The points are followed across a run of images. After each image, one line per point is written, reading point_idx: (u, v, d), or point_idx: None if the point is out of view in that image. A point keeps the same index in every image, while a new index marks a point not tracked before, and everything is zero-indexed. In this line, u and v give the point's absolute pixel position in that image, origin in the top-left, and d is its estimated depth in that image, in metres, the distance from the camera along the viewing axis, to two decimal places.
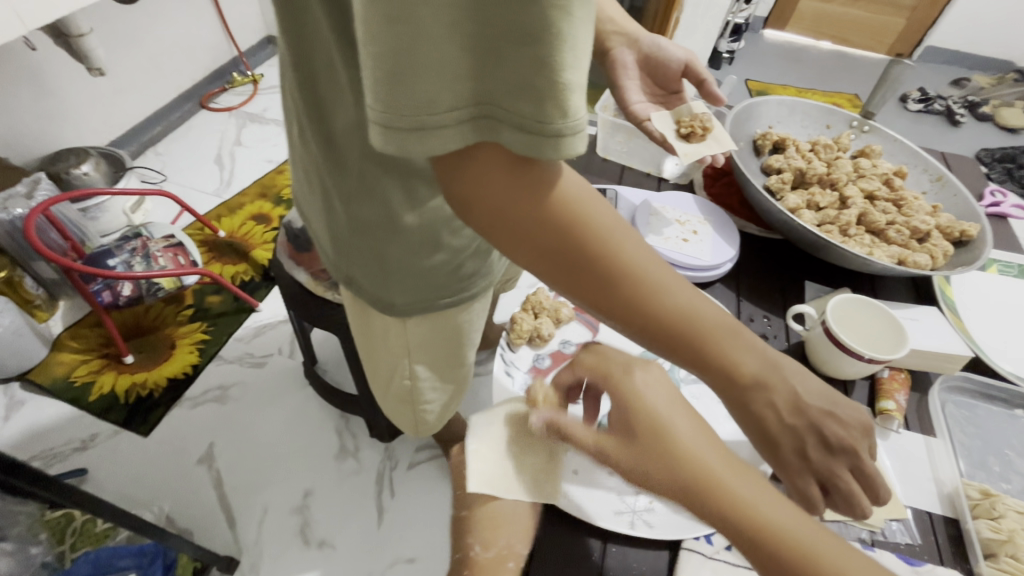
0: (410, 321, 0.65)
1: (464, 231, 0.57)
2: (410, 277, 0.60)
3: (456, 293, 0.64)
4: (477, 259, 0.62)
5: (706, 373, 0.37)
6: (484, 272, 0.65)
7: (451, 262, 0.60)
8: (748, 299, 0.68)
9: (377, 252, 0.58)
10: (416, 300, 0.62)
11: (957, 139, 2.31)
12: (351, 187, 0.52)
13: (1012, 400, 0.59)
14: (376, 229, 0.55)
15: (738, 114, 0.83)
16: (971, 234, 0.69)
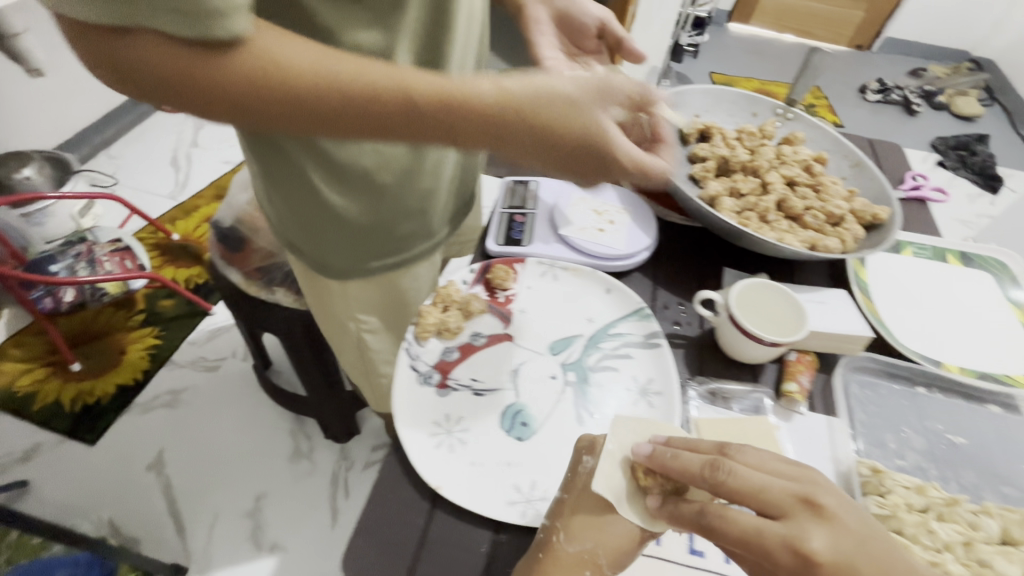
0: (350, 283, 0.71)
1: (384, 191, 0.61)
2: (345, 240, 0.65)
3: (394, 255, 0.69)
4: (413, 224, 0.68)
5: (469, 132, 0.40)
6: (424, 237, 0.71)
7: (383, 225, 0.65)
8: (664, 286, 0.69)
9: (313, 220, 0.63)
10: (351, 263, 0.68)
11: (913, 128, 2.35)
12: (271, 153, 0.57)
13: (913, 378, 0.61)
14: (305, 198, 0.60)
15: (664, 103, 0.83)
16: (881, 218, 0.71)
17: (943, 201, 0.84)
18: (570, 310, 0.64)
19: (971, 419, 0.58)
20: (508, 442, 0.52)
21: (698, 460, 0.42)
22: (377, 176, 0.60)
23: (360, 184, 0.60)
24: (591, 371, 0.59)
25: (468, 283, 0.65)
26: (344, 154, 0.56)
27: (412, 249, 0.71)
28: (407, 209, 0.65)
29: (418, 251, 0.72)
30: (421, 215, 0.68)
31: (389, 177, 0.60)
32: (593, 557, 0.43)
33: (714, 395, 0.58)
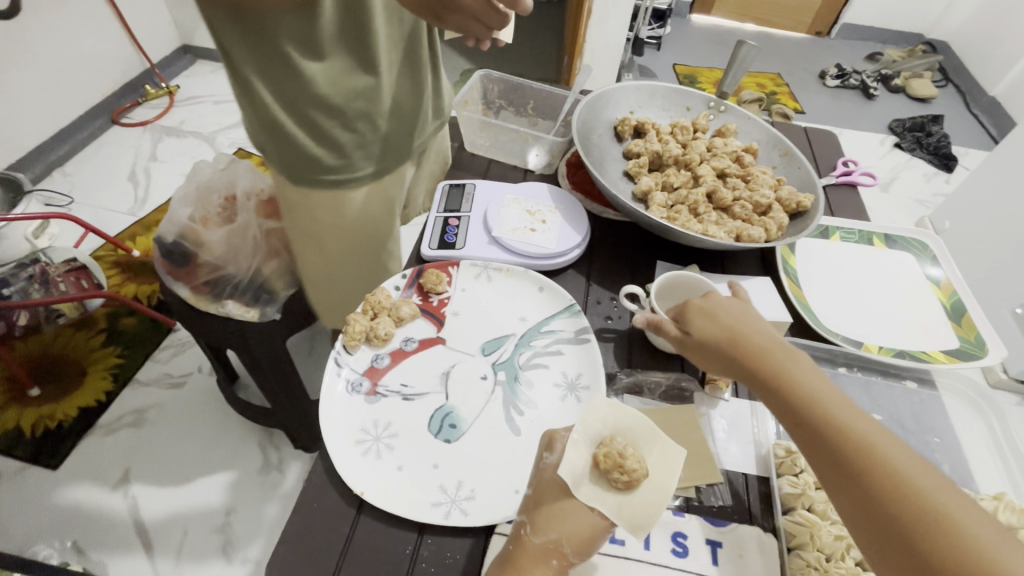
0: (311, 206, 0.69)
1: (358, 141, 0.66)
2: (300, 160, 0.63)
3: (351, 175, 0.68)
4: (367, 138, 0.67)
5: None
6: (380, 157, 0.71)
7: (338, 142, 0.64)
8: (597, 282, 0.70)
9: (268, 140, 0.61)
10: (310, 183, 0.66)
11: (873, 111, 2.39)
12: (257, 128, 0.59)
13: (835, 359, 0.63)
14: (256, 116, 0.58)
15: (597, 101, 0.84)
16: (805, 205, 0.73)
17: (872, 184, 0.86)
18: (503, 310, 0.65)
19: (888, 395, 0.61)
20: (436, 444, 0.53)
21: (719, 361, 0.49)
22: (327, 87, 0.59)
23: (309, 95, 0.58)
24: (521, 369, 0.60)
25: (400, 289, 0.65)
26: (293, 64, 0.55)
27: (367, 171, 0.70)
28: (358, 122, 0.65)
29: (375, 171, 0.71)
30: (373, 130, 0.67)
31: (360, 127, 0.65)
32: (557, 548, 0.43)
33: (641, 387, 0.59)
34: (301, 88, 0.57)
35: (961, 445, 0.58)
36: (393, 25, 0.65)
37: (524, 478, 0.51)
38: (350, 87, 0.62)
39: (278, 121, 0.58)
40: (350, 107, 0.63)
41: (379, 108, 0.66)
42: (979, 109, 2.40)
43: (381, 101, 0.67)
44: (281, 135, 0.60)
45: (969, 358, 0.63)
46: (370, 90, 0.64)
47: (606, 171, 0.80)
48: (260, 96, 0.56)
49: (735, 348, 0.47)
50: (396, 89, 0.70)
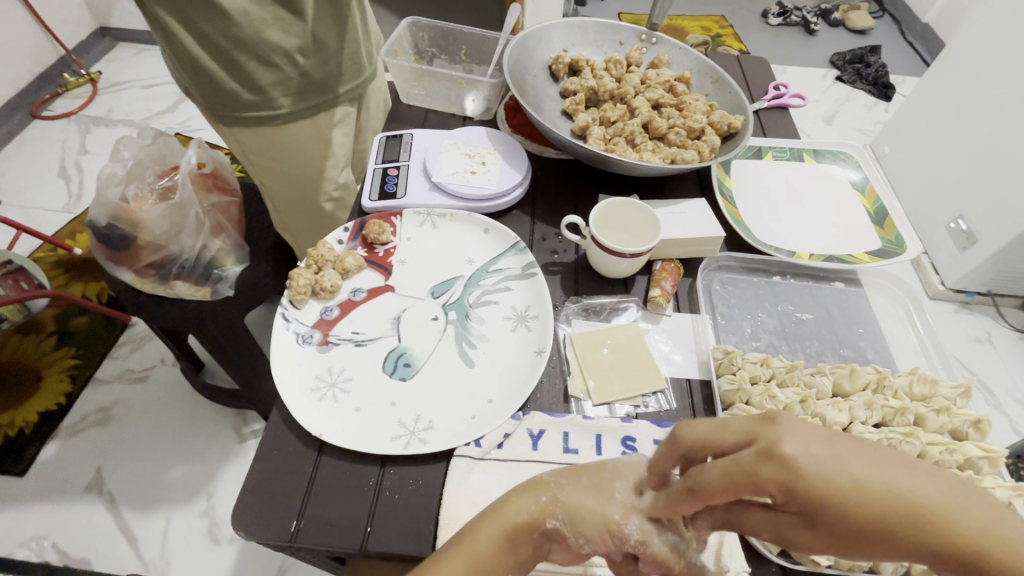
0: (243, 135, 0.83)
1: (274, 72, 0.77)
2: (219, 88, 0.75)
3: (269, 106, 0.79)
4: (286, 71, 0.78)
5: None
6: (302, 92, 0.82)
7: (259, 74, 0.76)
8: (542, 220, 0.71)
9: (192, 72, 0.73)
10: (231, 115, 0.78)
11: (816, 46, 2.42)
12: (188, 66, 0.72)
13: (770, 269, 0.67)
14: (178, 49, 0.71)
15: (528, 41, 0.84)
16: (736, 126, 0.75)
17: (802, 105, 0.88)
18: (449, 254, 0.66)
19: (819, 297, 0.65)
20: (392, 382, 0.54)
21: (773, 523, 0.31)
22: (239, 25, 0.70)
23: (223, 29, 0.70)
24: (472, 307, 0.61)
25: (344, 242, 0.65)
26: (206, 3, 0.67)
27: (294, 102, 0.82)
28: (277, 54, 0.75)
29: (297, 102, 0.82)
30: (289, 64, 0.77)
31: (279, 60, 0.76)
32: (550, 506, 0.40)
33: (587, 310, 0.62)
34: (219, 28, 0.69)
35: (884, 333, 0.63)
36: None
37: (480, 404, 0.53)
38: (262, 21, 0.72)
39: (194, 52, 0.70)
40: (265, 40, 0.73)
41: (293, 42, 0.76)
42: (913, 37, 2.47)
43: (296, 37, 0.76)
44: (201, 67, 0.72)
45: (891, 256, 0.68)
46: (281, 25, 0.74)
47: (544, 111, 0.81)
48: (175, 28, 0.68)
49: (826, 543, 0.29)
50: (316, 26, 0.79)
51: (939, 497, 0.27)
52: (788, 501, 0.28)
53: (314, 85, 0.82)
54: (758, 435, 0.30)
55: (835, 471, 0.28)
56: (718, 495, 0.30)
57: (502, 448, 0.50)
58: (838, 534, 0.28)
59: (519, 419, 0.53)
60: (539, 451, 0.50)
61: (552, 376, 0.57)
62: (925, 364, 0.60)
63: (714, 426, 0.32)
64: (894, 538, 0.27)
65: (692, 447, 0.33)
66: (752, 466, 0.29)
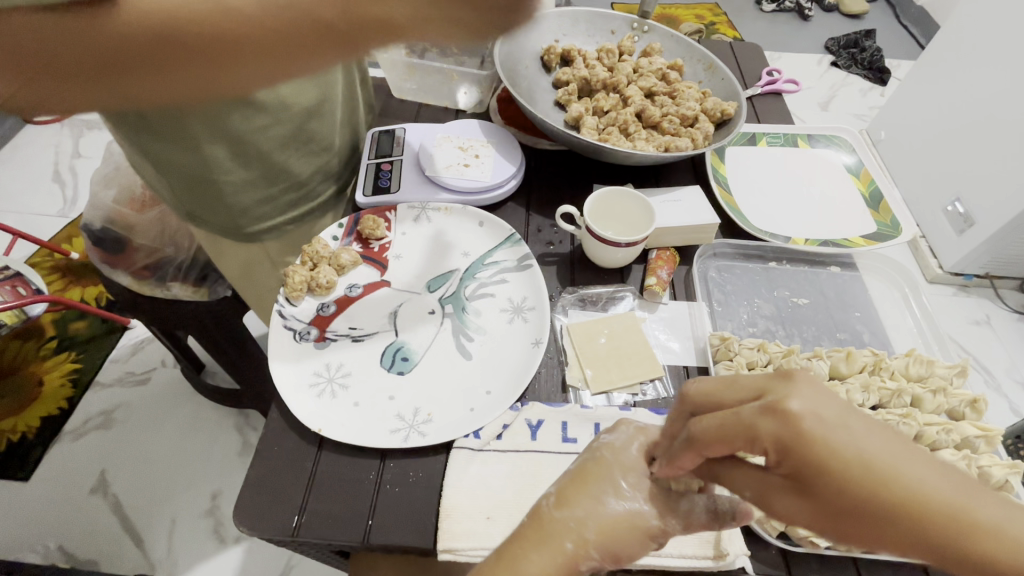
0: (277, 238, 0.73)
1: (307, 159, 0.67)
2: (253, 196, 0.66)
3: (306, 193, 0.71)
4: (319, 159, 0.70)
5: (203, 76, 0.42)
6: (335, 171, 0.74)
7: (293, 169, 0.67)
8: (537, 211, 0.71)
9: (219, 194, 0.63)
10: (264, 217, 0.69)
11: (810, 32, 2.40)
12: (213, 184, 0.62)
13: (766, 255, 0.67)
14: (195, 168, 0.59)
15: (519, 32, 0.83)
16: (729, 113, 0.75)
17: (796, 90, 0.88)
18: (444, 248, 0.65)
19: (815, 282, 0.65)
20: (389, 377, 0.54)
21: (758, 483, 0.34)
22: (266, 131, 0.60)
23: (261, 137, 0.60)
24: (468, 300, 0.61)
25: (339, 238, 0.65)
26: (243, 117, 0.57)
27: (323, 189, 0.74)
28: (311, 146, 0.67)
29: (333, 183, 0.75)
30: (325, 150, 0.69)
31: (314, 145, 0.67)
32: (580, 528, 0.39)
33: (583, 300, 0.62)
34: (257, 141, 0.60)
35: (881, 315, 0.63)
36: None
37: (478, 395, 0.53)
38: (299, 119, 0.62)
39: (228, 170, 0.61)
40: (300, 138, 0.64)
41: (322, 133, 0.67)
42: (908, 20, 2.46)
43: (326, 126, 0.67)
44: (225, 184, 0.62)
45: (886, 239, 0.68)
46: (318, 113, 0.64)
47: (537, 103, 0.80)
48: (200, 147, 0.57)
49: (821, 507, 0.31)
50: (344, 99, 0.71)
51: (949, 498, 0.30)
52: (783, 459, 0.31)
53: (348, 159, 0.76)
54: (768, 390, 0.32)
55: (840, 440, 0.30)
56: (714, 445, 0.32)
57: (501, 439, 0.50)
58: (826, 507, 0.31)
59: (518, 409, 0.53)
60: (538, 441, 0.51)
61: (549, 366, 0.57)
62: (922, 346, 0.60)
63: (722, 384, 0.35)
64: (883, 515, 0.30)
65: (696, 402, 0.36)
66: (752, 421, 0.31)
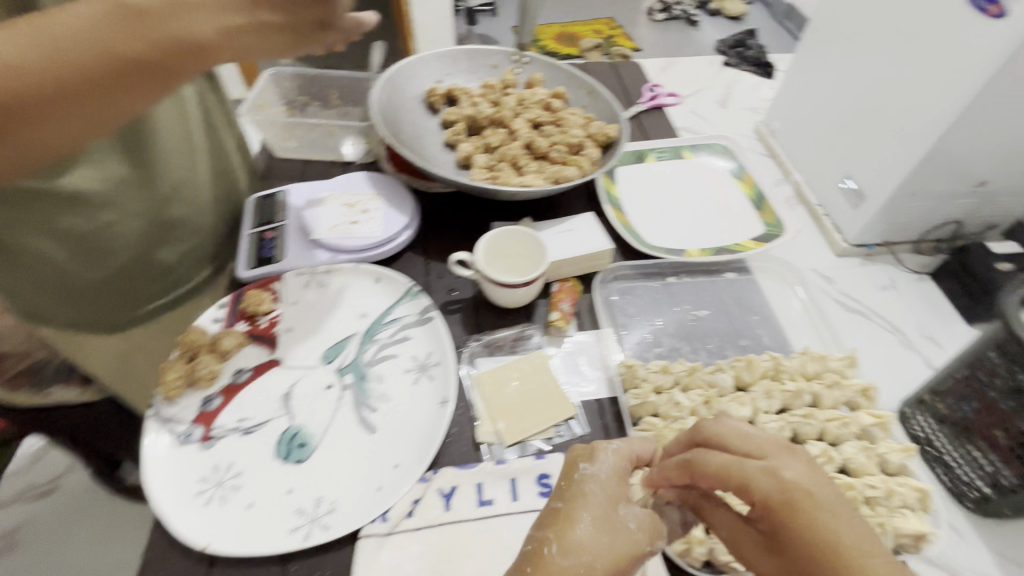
0: (150, 334, 0.74)
1: (170, 245, 0.69)
2: (112, 289, 0.67)
3: (175, 283, 0.72)
4: (186, 245, 0.71)
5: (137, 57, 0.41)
6: (210, 256, 0.74)
7: (155, 258, 0.68)
8: (436, 258, 0.69)
9: (73, 292, 0.64)
10: (128, 314, 0.70)
11: (700, 36, 2.57)
12: (63, 283, 0.63)
13: (665, 271, 0.68)
14: (34, 264, 0.61)
15: (398, 77, 0.82)
16: (613, 136, 0.76)
17: (677, 103, 0.92)
18: (338, 312, 0.62)
19: (712, 291, 0.66)
20: (286, 469, 0.50)
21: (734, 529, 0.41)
22: (117, 222, 0.63)
23: (102, 226, 0.62)
24: (369, 366, 0.58)
25: (221, 320, 0.60)
26: (79, 208, 0.59)
27: (194, 274, 0.73)
28: (172, 234, 0.68)
29: (211, 270, 0.75)
30: (192, 236, 0.71)
31: (175, 230, 0.69)
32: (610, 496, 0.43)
33: (490, 346, 0.60)
34: (102, 236, 0.63)
35: (777, 314, 0.65)
36: (188, 126, 0.68)
37: (385, 471, 0.50)
38: (145, 205, 0.65)
39: (69, 264, 0.62)
40: (160, 226, 0.67)
41: (186, 218, 0.69)
42: (782, 17, 2.67)
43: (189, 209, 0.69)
44: (75, 274, 0.63)
45: (773, 239, 0.70)
46: (170, 193, 0.66)
47: (424, 147, 0.79)
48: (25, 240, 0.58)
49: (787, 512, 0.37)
50: (215, 176, 0.72)
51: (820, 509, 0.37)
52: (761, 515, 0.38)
53: (227, 239, 0.76)
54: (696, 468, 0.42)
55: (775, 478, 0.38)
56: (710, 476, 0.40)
57: (412, 517, 0.47)
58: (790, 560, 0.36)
59: (428, 479, 0.50)
60: (453, 511, 0.48)
61: (461, 424, 0.55)
62: (816, 338, 0.63)
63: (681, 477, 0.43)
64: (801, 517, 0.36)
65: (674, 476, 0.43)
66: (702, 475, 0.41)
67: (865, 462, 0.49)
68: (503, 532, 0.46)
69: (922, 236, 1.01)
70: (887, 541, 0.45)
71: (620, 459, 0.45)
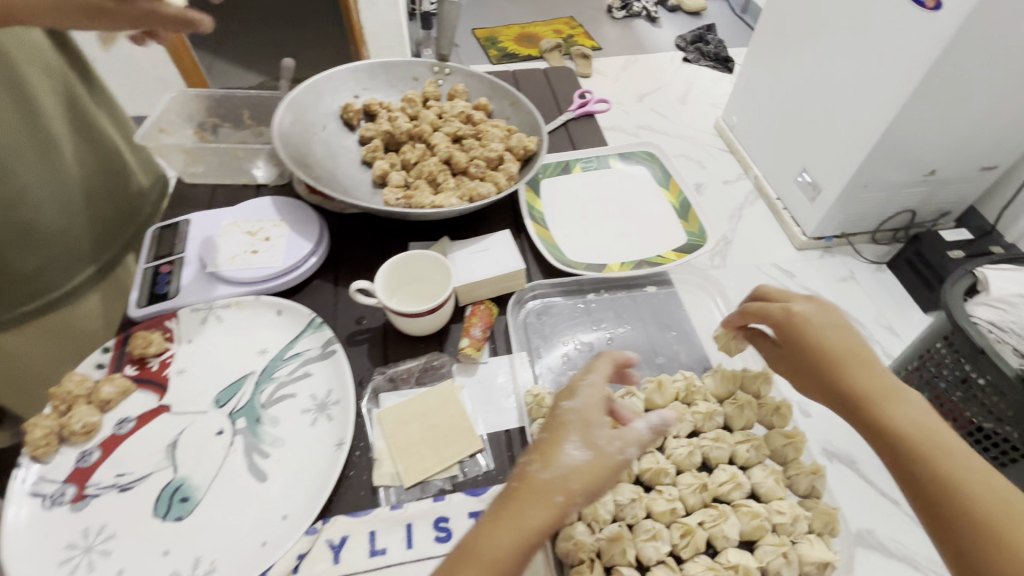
0: (25, 328, 0.78)
1: (29, 247, 0.74)
2: None
3: (43, 280, 0.77)
4: (47, 246, 0.76)
5: None
6: (79, 253, 0.80)
7: (16, 259, 0.74)
8: (346, 286, 0.66)
9: None
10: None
11: (660, 32, 2.56)
12: None
13: (584, 288, 0.66)
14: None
15: (309, 94, 0.78)
16: (532, 148, 0.74)
17: (607, 110, 0.90)
18: (235, 349, 0.59)
19: (632, 307, 0.64)
20: (164, 528, 0.46)
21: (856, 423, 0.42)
22: None
23: None
24: (264, 407, 0.54)
25: (105, 365, 0.56)
26: None
27: (64, 271, 0.79)
28: (30, 237, 0.74)
29: (83, 266, 0.81)
30: (54, 235, 0.76)
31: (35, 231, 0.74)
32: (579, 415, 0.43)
33: (395, 380, 0.57)
34: None
35: (698, 328, 0.63)
36: (41, 131, 0.71)
37: (272, 523, 0.47)
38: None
39: None
40: (15, 232, 0.72)
41: (43, 223, 0.74)
42: (741, 11, 2.67)
43: (45, 213, 0.74)
44: None
45: (696, 249, 0.69)
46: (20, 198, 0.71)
47: (339, 166, 0.76)
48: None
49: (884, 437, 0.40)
50: (80, 176, 0.77)
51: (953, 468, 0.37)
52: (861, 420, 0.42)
53: (99, 237, 0.82)
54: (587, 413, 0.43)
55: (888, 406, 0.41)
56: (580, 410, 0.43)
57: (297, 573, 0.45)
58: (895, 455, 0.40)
59: (318, 531, 0.47)
60: (343, 564, 0.45)
61: (361, 466, 0.51)
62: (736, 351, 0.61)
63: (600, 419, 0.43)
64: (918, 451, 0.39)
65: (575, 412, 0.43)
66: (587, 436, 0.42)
67: (773, 486, 0.47)
68: None
69: (879, 226, 0.96)
70: (790, 570, 0.43)
71: (599, 391, 0.45)
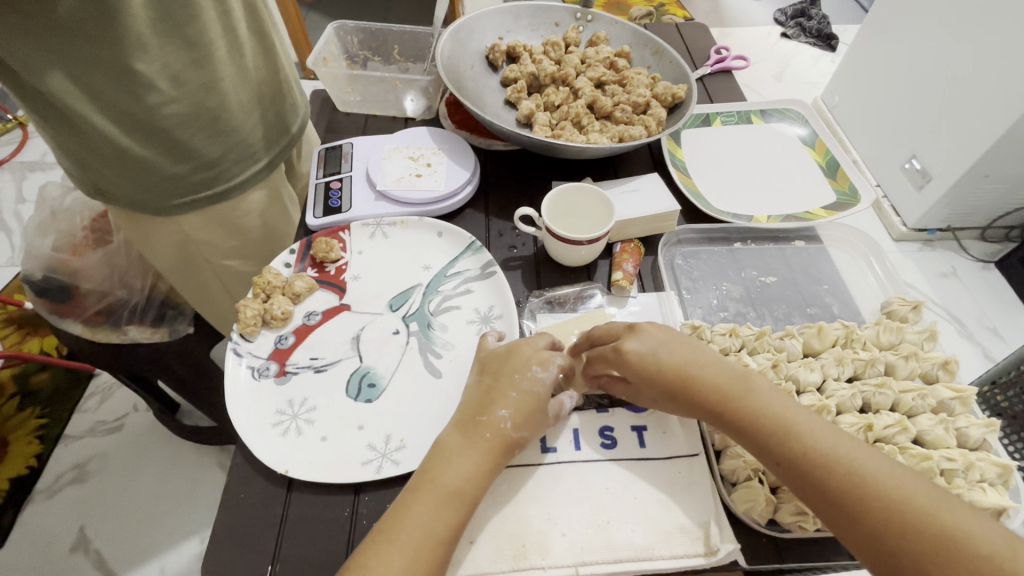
0: (199, 222, 0.75)
1: (215, 139, 0.69)
2: (159, 175, 0.67)
3: (219, 176, 0.73)
4: (227, 141, 0.71)
5: None
6: (251, 154, 0.75)
7: (200, 148, 0.68)
8: (497, 216, 0.69)
9: (120, 169, 0.64)
10: (176, 200, 0.70)
11: (759, 5, 2.42)
12: (119, 162, 0.63)
13: (730, 237, 0.66)
14: (98, 142, 0.61)
15: (460, 33, 0.80)
16: (681, 96, 0.74)
17: (745, 67, 0.87)
18: (403, 263, 0.63)
19: (780, 259, 0.65)
20: (357, 407, 0.52)
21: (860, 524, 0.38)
22: (168, 108, 0.63)
23: (156, 106, 0.61)
24: (434, 315, 0.59)
25: (292, 265, 0.62)
26: (136, 90, 0.59)
27: (238, 170, 0.74)
28: (220, 129, 0.69)
29: (252, 168, 0.76)
30: (236, 131, 0.71)
31: (224, 120, 0.69)
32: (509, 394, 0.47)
33: (551, 303, 0.60)
34: (159, 116, 0.63)
35: (848, 284, 0.63)
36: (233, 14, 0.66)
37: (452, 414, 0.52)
38: (197, 90, 0.64)
39: (123, 142, 0.62)
40: (209, 119, 0.68)
41: (231, 114, 0.70)
42: None
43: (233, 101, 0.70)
44: (131, 153, 0.63)
45: (846, 208, 0.68)
46: (217, 86, 0.66)
47: (485, 105, 0.78)
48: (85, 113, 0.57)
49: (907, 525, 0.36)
50: (257, 72, 0.73)
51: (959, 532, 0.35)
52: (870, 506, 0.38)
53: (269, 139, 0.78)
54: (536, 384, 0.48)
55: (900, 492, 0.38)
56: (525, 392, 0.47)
57: None
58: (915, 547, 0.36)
59: None
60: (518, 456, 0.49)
61: None
62: None
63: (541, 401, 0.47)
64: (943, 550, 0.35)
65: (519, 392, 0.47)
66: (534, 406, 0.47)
67: (942, 435, 0.48)
68: (567, 478, 0.47)
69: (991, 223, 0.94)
70: None
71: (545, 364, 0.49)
